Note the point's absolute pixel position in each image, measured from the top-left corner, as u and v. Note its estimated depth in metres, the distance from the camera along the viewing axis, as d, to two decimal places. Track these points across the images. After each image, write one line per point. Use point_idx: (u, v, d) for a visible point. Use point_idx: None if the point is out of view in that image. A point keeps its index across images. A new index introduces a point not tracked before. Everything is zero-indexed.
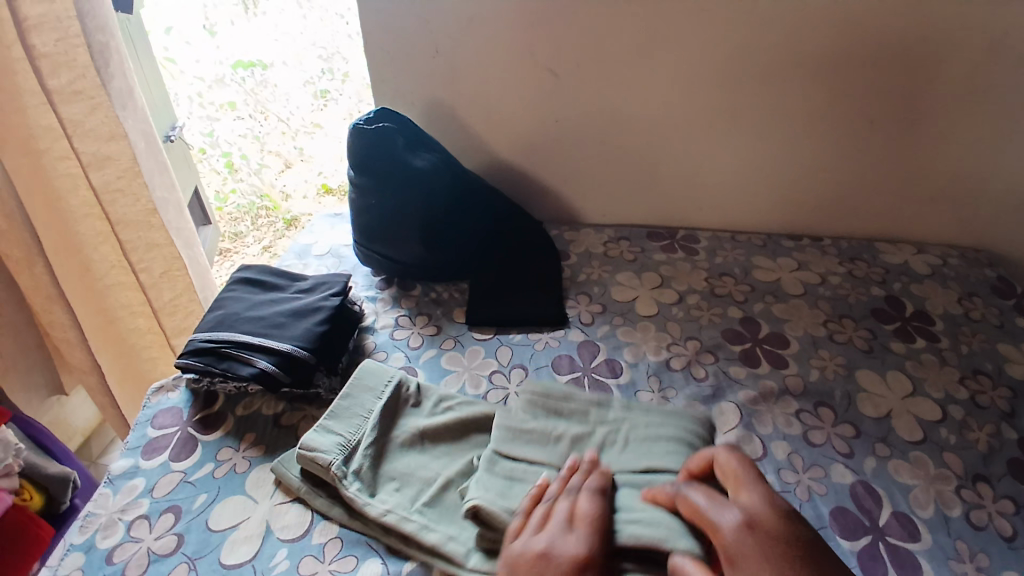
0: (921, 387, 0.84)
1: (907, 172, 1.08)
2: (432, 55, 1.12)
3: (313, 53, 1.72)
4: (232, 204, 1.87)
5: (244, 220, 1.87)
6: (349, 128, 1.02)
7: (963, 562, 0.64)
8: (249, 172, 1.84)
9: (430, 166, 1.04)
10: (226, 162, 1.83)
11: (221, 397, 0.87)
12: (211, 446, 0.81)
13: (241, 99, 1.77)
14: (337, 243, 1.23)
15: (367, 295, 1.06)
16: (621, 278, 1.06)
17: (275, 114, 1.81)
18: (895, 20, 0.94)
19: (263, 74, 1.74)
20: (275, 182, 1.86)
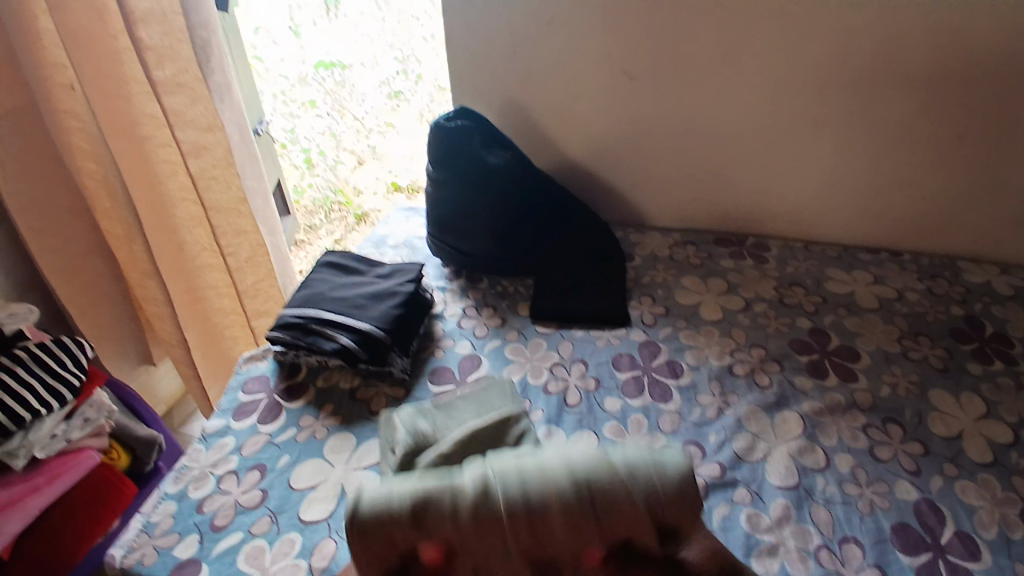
0: (995, 408, 0.80)
1: (997, 185, 1.03)
2: (511, 54, 1.16)
3: (390, 55, 1.83)
4: (308, 197, 1.97)
5: (318, 213, 1.99)
6: (431, 125, 1.07)
7: None
8: (325, 167, 1.96)
9: (505, 164, 1.07)
10: (305, 158, 1.93)
11: (304, 368, 0.95)
12: (294, 413, 0.88)
13: (320, 97, 1.88)
14: (412, 235, 1.30)
15: (438, 285, 1.11)
16: (686, 282, 1.07)
17: (351, 113, 1.93)
18: (993, 24, 0.90)
19: (342, 75, 1.87)
20: (349, 179, 2.00)
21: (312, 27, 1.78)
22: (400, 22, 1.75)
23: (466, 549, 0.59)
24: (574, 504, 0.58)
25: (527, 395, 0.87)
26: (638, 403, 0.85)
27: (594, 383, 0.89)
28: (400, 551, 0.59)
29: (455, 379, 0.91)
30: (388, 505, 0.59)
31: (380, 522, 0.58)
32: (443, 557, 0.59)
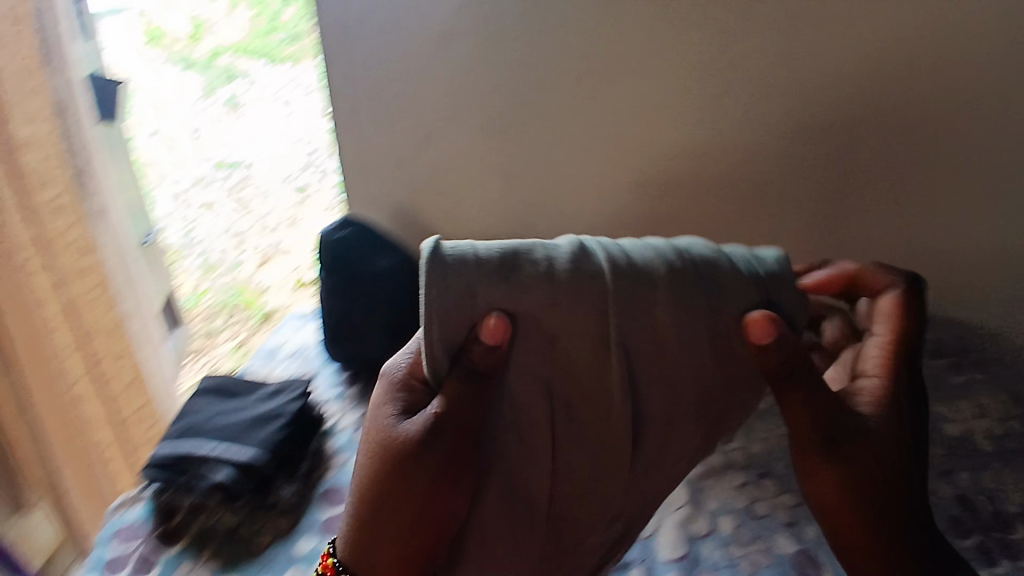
0: None
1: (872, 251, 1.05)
2: (392, 165, 1.15)
3: (285, 166, 1.93)
4: (206, 300, 1.91)
5: (220, 316, 1.91)
6: (318, 236, 1.07)
7: None
8: (227, 269, 1.96)
9: (395, 270, 1.07)
10: (203, 262, 1.94)
11: (181, 509, 0.88)
12: (167, 563, 0.81)
13: (223, 199, 1.99)
14: (305, 342, 1.26)
15: (332, 394, 1.08)
16: None
17: (256, 210, 2.00)
18: (842, 106, 0.95)
19: (247, 173, 1.99)
20: (253, 278, 1.93)
21: (217, 125, 1.94)
22: (289, 109, 1.83)
23: (534, 322, 0.60)
24: (679, 267, 0.61)
25: None
26: None
27: None
28: (460, 326, 0.60)
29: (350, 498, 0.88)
30: (469, 257, 0.60)
31: (462, 277, 0.59)
32: (506, 320, 0.59)
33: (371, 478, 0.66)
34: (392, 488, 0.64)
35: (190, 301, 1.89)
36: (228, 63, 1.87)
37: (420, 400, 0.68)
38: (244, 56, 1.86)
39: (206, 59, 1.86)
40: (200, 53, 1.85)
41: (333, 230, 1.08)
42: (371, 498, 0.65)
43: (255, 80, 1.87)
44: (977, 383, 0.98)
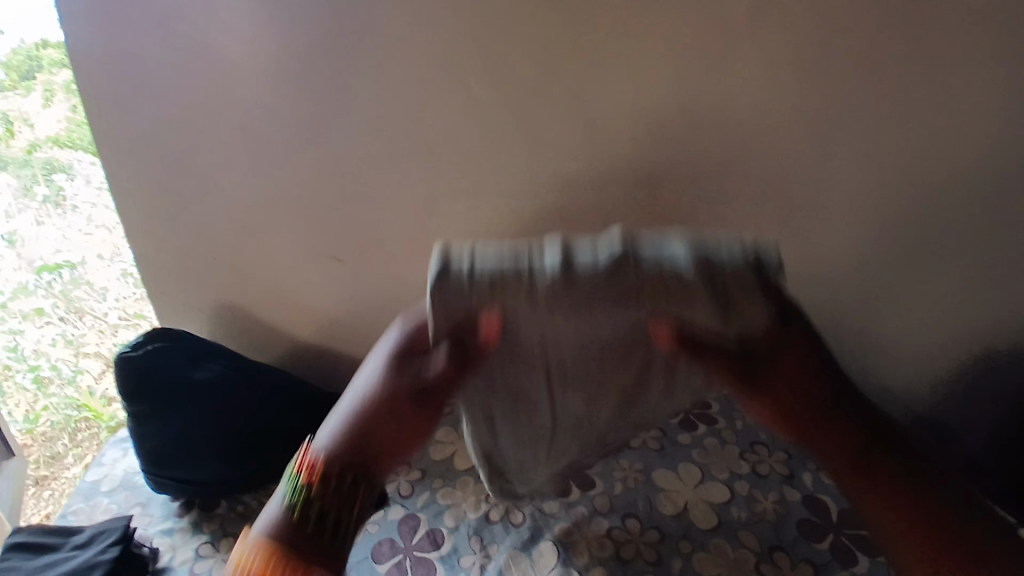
0: (709, 471, 0.93)
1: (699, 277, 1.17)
2: (212, 260, 1.11)
3: (115, 270, 1.46)
4: (46, 422, 1.43)
5: (63, 437, 1.43)
6: (114, 359, 0.94)
7: None
8: (62, 381, 1.46)
9: (219, 377, 0.97)
10: (34, 377, 1.45)
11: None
12: None
13: (50, 302, 1.45)
14: (134, 467, 1.10)
15: (161, 528, 0.95)
16: (440, 435, 1.06)
17: (89, 313, 1.47)
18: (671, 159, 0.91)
19: (76, 272, 1.45)
20: (96, 387, 1.46)
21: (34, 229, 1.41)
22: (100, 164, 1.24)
23: (544, 310, 0.61)
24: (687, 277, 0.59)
25: None
26: None
27: None
28: (459, 314, 0.63)
29: None
30: (466, 270, 0.61)
31: (464, 289, 0.61)
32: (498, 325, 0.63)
33: (360, 422, 0.68)
34: (365, 432, 0.68)
35: (26, 425, 1.42)
36: (50, 157, 1.34)
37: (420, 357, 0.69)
38: (65, 148, 1.32)
39: (22, 154, 1.34)
40: (14, 151, 1.33)
41: (130, 351, 0.95)
42: (343, 440, 0.67)
43: (87, 177, 1.37)
44: None
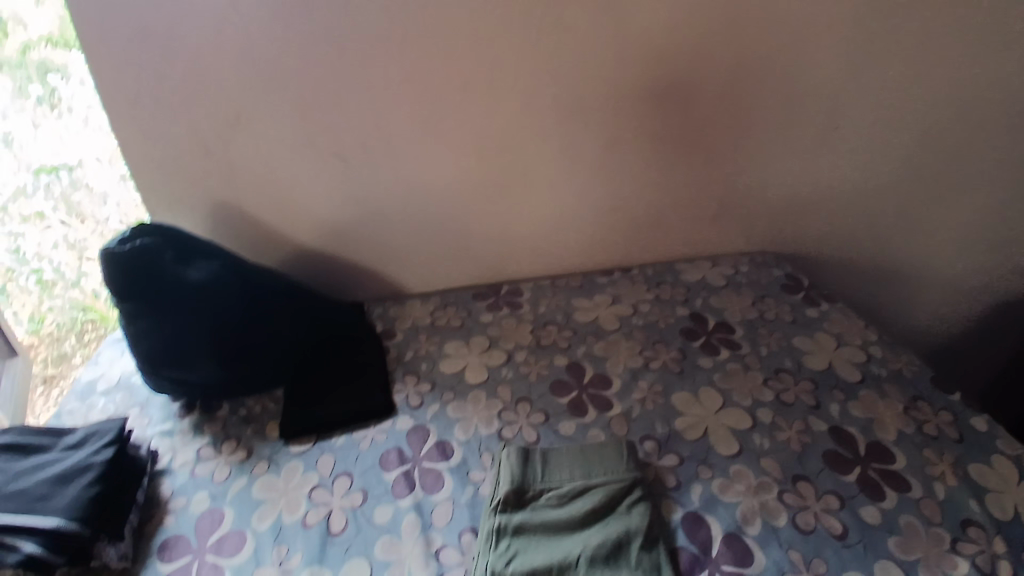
0: (730, 397, 0.90)
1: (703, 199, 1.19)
2: (203, 154, 1.02)
3: (113, 172, 1.27)
4: (52, 323, 1.32)
5: (69, 338, 1.34)
6: (100, 254, 0.87)
7: (800, 571, 0.67)
8: (67, 285, 1.32)
9: (213, 278, 0.91)
10: (38, 280, 1.29)
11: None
12: None
13: (50, 206, 1.27)
14: (130, 369, 1.07)
15: (161, 430, 0.91)
16: (449, 349, 1.03)
17: (93, 218, 1.30)
18: None
19: (77, 176, 1.25)
20: (102, 290, 1.35)
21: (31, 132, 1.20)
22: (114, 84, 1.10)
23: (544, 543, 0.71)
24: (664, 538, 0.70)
25: (283, 539, 0.73)
26: (408, 501, 0.76)
27: (360, 496, 0.77)
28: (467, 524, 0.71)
29: (193, 547, 0.73)
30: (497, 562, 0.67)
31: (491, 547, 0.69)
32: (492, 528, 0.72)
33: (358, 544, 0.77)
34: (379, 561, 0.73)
35: (33, 326, 1.31)
36: (44, 58, 1.15)
37: (424, 485, 0.78)
38: (60, 48, 1.14)
39: (16, 55, 1.14)
40: (6, 52, 1.13)
41: (118, 245, 0.88)
42: None
43: (84, 79, 1.17)
44: (828, 310, 1.09)
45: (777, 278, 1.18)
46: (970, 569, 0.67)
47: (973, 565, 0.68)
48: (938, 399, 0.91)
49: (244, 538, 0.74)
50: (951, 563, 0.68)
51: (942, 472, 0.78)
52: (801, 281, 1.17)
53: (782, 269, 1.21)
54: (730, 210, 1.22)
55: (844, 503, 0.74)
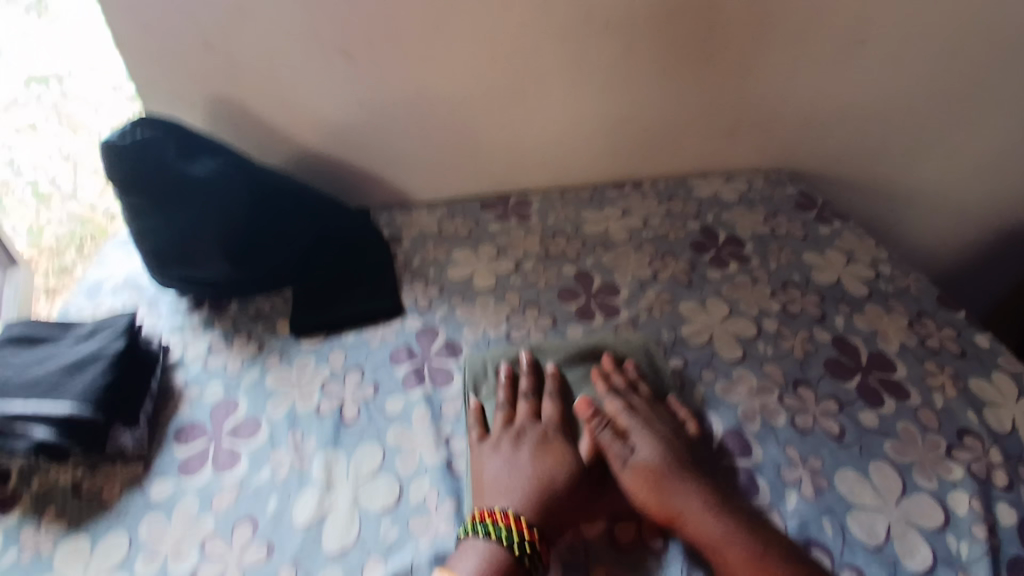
0: (736, 307, 0.90)
1: (721, 110, 1.16)
2: (202, 45, 0.97)
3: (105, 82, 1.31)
4: (51, 236, 1.24)
5: (70, 251, 1.23)
6: (101, 144, 0.85)
7: (796, 467, 0.69)
8: (64, 197, 1.30)
9: (217, 172, 0.89)
10: (35, 192, 1.28)
11: (14, 472, 0.71)
12: (7, 533, 0.66)
13: (43, 116, 1.35)
14: (135, 270, 1.07)
15: (172, 326, 0.92)
16: (457, 256, 1.03)
17: (86, 127, 1.32)
18: None
19: (64, 88, 1.35)
20: (99, 204, 1.31)
21: None
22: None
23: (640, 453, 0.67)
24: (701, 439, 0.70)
25: (298, 426, 0.75)
26: (418, 394, 0.78)
27: (372, 389, 0.78)
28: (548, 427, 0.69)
29: (210, 434, 0.75)
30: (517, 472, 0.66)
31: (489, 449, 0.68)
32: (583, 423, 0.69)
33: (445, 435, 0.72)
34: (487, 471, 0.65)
35: (32, 239, 1.22)
36: None
37: (435, 380, 0.80)
38: None
39: None
40: None
41: (116, 142, 0.86)
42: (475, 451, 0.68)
43: None
44: (840, 229, 1.08)
45: (791, 196, 1.17)
46: (964, 474, 0.69)
47: (967, 470, 0.69)
48: (942, 316, 0.91)
49: (259, 425, 0.75)
50: (946, 468, 0.70)
51: (942, 384, 0.80)
52: (815, 200, 1.16)
53: (797, 188, 1.20)
54: (747, 123, 1.18)
55: (843, 407, 0.76)
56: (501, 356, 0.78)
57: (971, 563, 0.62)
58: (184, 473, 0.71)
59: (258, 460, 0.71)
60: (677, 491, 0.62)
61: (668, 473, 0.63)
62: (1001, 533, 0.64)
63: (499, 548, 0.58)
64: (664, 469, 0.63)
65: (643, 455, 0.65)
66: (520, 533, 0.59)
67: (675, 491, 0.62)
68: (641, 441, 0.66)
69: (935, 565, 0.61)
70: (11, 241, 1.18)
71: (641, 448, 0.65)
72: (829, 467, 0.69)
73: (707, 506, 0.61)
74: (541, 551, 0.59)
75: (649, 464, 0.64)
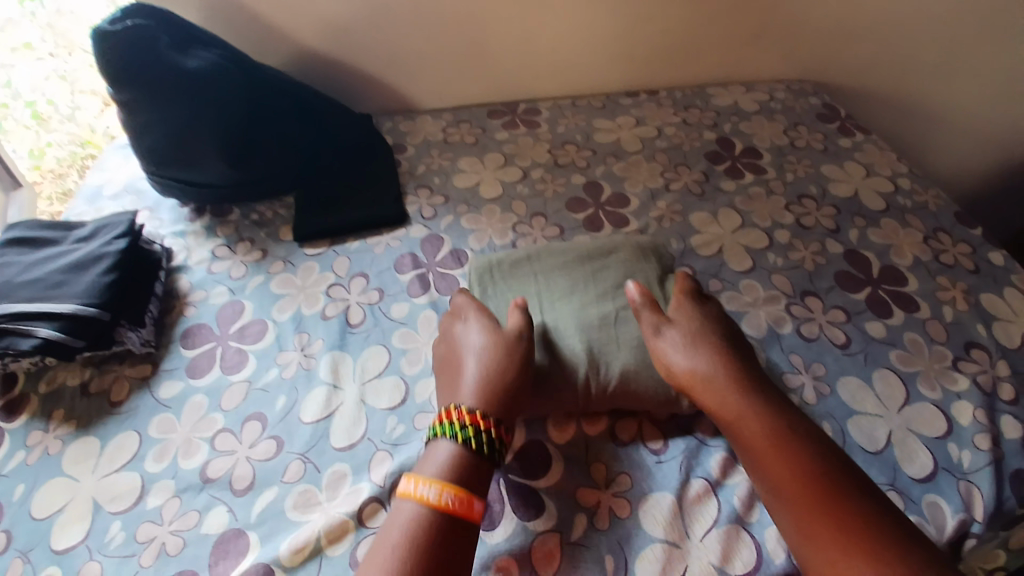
0: (748, 219, 0.88)
1: (746, 10, 1.08)
2: None
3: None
4: (53, 159, 1.25)
5: (73, 174, 1.25)
6: (90, 32, 0.81)
7: (800, 374, 0.69)
8: (63, 119, 1.25)
9: (213, 67, 0.85)
10: (33, 113, 1.22)
11: (22, 374, 0.73)
12: (19, 431, 0.68)
13: (38, 35, 1.19)
14: (135, 176, 1.04)
15: (174, 231, 0.91)
16: (463, 164, 1.00)
17: (80, 46, 1.20)
18: None
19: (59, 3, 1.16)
20: (98, 124, 1.26)
21: None
22: None
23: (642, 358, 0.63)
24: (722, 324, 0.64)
25: (304, 328, 0.75)
26: (424, 300, 0.77)
27: (377, 294, 0.78)
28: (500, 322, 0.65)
29: (217, 335, 0.75)
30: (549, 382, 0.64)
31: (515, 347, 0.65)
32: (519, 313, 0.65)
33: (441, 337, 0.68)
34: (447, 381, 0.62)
35: (34, 161, 1.24)
36: None
37: (439, 286, 0.79)
38: None
39: None
40: None
41: (106, 27, 0.81)
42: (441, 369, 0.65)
43: None
44: (862, 141, 1.04)
45: (813, 107, 1.11)
46: (970, 386, 0.69)
47: (974, 382, 0.69)
48: (960, 232, 0.88)
49: (266, 326, 0.76)
50: (951, 379, 0.70)
51: (954, 298, 0.79)
52: (838, 111, 1.10)
53: (820, 98, 1.14)
54: (773, 26, 1.10)
55: (850, 317, 0.76)
56: (507, 261, 0.75)
57: (971, 471, 0.62)
58: (192, 373, 0.71)
59: (266, 359, 0.72)
60: (713, 366, 0.59)
61: (703, 347, 0.60)
62: (1003, 444, 0.64)
63: (458, 445, 0.55)
64: (699, 343, 0.61)
65: (683, 330, 0.62)
66: (474, 426, 0.55)
67: (706, 364, 0.59)
68: (683, 319, 0.63)
69: (934, 471, 0.62)
70: (16, 164, 1.20)
71: (682, 322, 0.63)
72: (833, 376, 0.69)
73: (739, 383, 0.58)
74: (498, 436, 0.56)
75: (685, 336, 0.61)
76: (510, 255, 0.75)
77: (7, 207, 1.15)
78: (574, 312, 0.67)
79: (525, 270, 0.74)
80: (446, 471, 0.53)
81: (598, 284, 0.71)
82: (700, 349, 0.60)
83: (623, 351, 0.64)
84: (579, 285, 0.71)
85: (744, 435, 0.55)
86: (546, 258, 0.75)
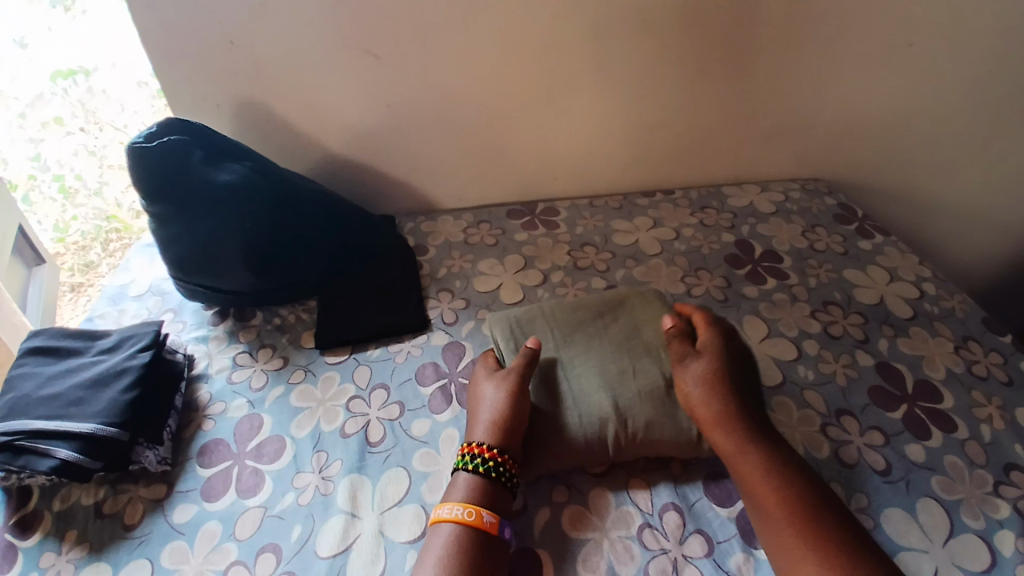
0: (774, 328, 0.87)
1: (759, 116, 1.11)
2: (228, 47, 0.94)
3: (128, 78, 1.21)
4: (76, 232, 1.35)
5: (95, 247, 1.36)
6: (127, 150, 0.85)
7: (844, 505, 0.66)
8: (89, 194, 1.32)
9: (242, 180, 0.87)
10: (60, 187, 1.30)
11: (36, 490, 0.71)
12: (31, 551, 0.65)
13: (69, 112, 1.23)
14: (160, 277, 1.06)
15: (196, 336, 0.91)
16: (483, 267, 1.00)
17: (110, 124, 1.26)
18: None
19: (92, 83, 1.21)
20: (124, 201, 1.35)
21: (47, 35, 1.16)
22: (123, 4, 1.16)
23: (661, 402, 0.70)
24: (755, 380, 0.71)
25: (322, 447, 0.73)
26: (447, 416, 0.75)
27: (397, 409, 0.77)
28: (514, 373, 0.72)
29: (233, 453, 0.74)
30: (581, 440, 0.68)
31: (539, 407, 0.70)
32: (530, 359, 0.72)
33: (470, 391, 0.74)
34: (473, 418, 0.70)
35: (57, 234, 1.34)
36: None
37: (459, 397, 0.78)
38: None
39: None
40: None
41: (143, 144, 0.85)
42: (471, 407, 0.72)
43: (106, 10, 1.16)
44: (882, 243, 1.04)
45: (830, 208, 1.12)
46: (1011, 513, 0.65)
47: (1016, 509, 0.66)
48: (989, 340, 0.87)
49: (284, 444, 0.74)
50: (993, 505, 0.66)
51: (989, 415, 0.76)
52: (855, 212, 1.11)
53: (836, 198, 1.15)
54: (785, 131, 1.14)
55: (888, 439, 0.73)
56: (519, 320, 0.81)
57: None
58: (206, 497, 0.69)
59: (283, 482, 0.70)
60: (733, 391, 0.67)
61: (731, 371, 0.69)
62: None
63: (475, 476, 0.62)
64: (719, 382, 0.67)
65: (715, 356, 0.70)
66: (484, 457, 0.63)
67: (720, 407, 0.65)
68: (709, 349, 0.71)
69: None
70: (40, 238, 1.30)
71: (708, 356, 0.70)
72: (877, 507, 0.66)
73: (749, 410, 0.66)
74: (507, 465, 0.63)
75: (701, 377, 0.68)
76: (524, 312, 0.81)
77: (29, 285, 1.23)
78: (594, 367, 0.73)
79: (540, 326, 0.79)
80: (471, 495, 0.61)
81: (612, 338, 0.77)
82: (724, 377, 0.68)
83: (644, 402, 0.69)
84: (592, 341, 0.77)
85: (735, 451, 0.63)
86: (558, 315, 0.81)
